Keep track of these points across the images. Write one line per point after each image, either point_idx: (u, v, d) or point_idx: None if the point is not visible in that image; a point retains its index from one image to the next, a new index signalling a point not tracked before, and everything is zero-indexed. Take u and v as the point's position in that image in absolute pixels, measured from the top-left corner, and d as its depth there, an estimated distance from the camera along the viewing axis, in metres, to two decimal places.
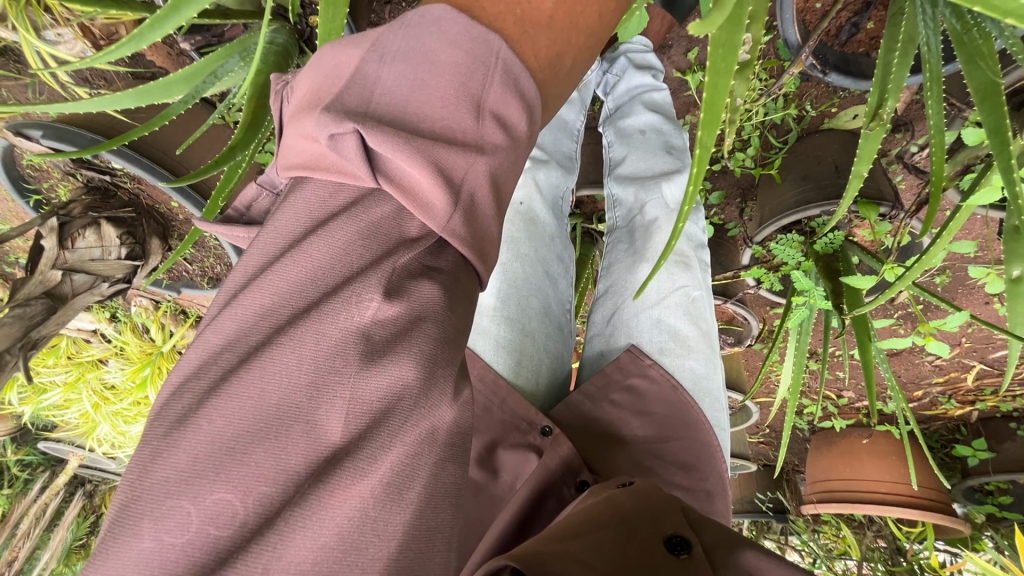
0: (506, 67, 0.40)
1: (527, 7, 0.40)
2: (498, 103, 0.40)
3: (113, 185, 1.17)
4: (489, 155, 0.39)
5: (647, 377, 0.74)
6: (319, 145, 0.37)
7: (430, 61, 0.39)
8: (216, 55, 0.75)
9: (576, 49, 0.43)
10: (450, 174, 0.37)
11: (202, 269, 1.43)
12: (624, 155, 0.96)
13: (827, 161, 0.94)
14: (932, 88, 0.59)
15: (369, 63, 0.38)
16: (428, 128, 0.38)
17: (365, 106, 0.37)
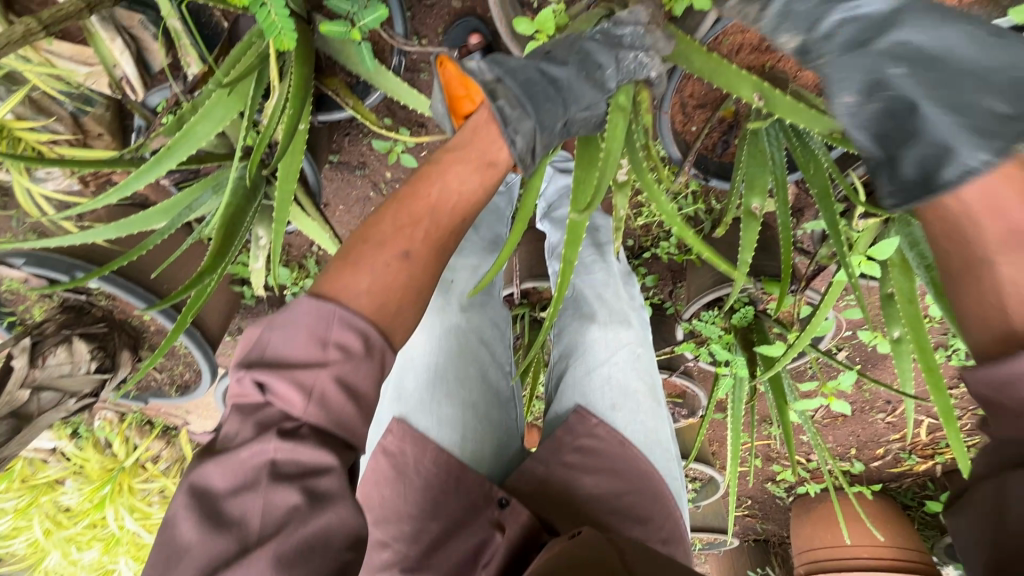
0: (340, 317, 0.52)
1: (353, 278, 0.54)
2: (341, 334, 0.52)
3: (87, 302, 1.25)
4: (333, 370, 0.50)
5: (596, 435, 0.79)
6: (233, 389, 0.53)
7: (295, 320, 0.53)
8: (192, 190, 0.86)
9: (399, 295, 0.55)
10: (306, 384, 0.50)
11: (171, 377, 1.47)
12: (560, 238, 1.06)
13: (736, 245, 1.09)
14: (780, 197, 0.78)
15: (262, 330, 0.55)
16: (291, 363, 0.51)
17: (250, 361, 0.52)
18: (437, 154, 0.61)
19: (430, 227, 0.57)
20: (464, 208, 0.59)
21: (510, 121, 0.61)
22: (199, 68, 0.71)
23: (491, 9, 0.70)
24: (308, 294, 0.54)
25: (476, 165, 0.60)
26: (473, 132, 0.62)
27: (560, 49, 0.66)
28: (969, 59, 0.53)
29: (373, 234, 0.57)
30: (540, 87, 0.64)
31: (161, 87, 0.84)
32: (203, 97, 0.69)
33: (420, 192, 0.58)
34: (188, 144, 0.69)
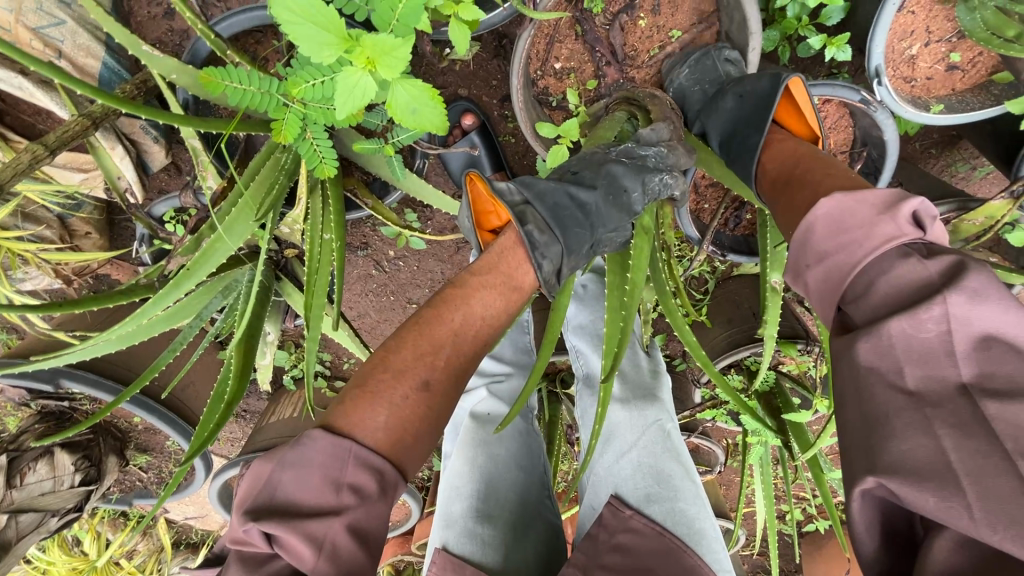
0: (358, 457, 0.46)
1: (368, 412, 0.47)
2: (357, 474, 0.45)
3: (69, 408, 1.15)
4: (348, 519, 0.44)
5: (632, 530, 0.75)
6: (233, 537, 0.44)
7: (306, 458, 0.45)
8: (201, 295, 0.80)
9: (414, 429, 0.49)
10: (319, 538, 0.42)
11: (159, 475, 1.35)
12: (574, 310, 1.04)
13: (744, 306, 1.10)
14: None
15: (270, 465, 0.46)
16: (302, 511, 0.44)
17: (255, 509, 0.44)
18: (460, 276, 0.56)
19: (454, 352, 0.52)
20: (489, 330, 0.55)
21: (539, 247, 0.57)
22: (218, 183, 0.69)
23: (516, 114, 0.70)
24: (322, 426, 0.47)
25: (502, 287, 0.56)
26: (499, 255, 0.58)
27: (589, 169, 0.64)
28: (744, 111, 0.64)
29: (393, 363, 0.50)
30: (569, 212, 0.60)
31: (167, 195, 0.80)
32: (223, 214, 0.66)
33: (443, 312, 0.53)
34: (207, 265, 0.66)
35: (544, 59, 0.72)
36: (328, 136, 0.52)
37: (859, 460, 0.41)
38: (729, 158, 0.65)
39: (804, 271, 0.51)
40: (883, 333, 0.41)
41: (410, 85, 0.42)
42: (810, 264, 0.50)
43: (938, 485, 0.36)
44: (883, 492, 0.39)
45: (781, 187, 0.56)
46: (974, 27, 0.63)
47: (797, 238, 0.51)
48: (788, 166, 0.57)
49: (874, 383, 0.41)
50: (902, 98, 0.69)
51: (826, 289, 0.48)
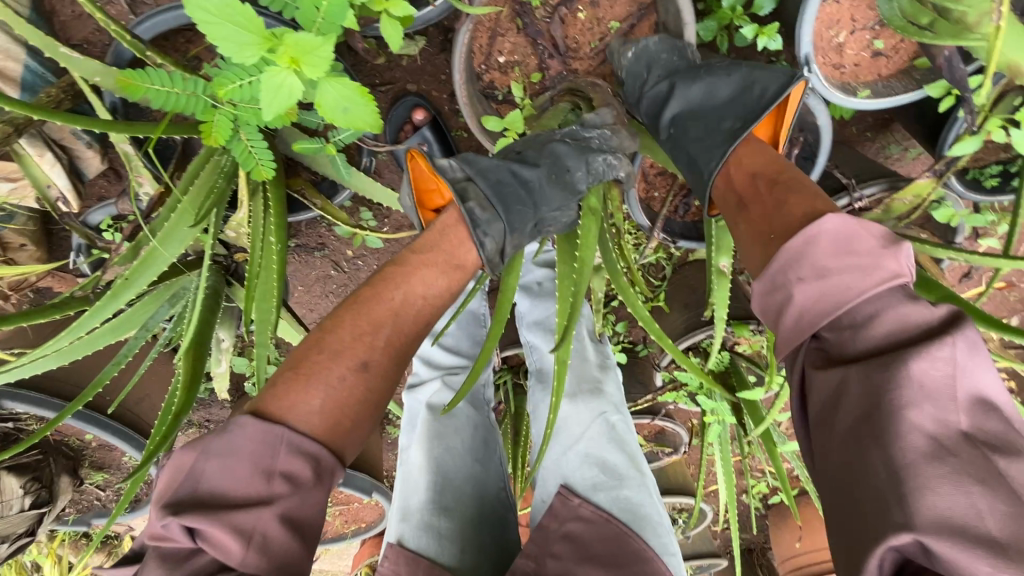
0: (292, 443, 0.45)
1: (304, 401, 0.47)
2: (290, 461, 0.44)
3: (13, 428, 1.09)
4: (280, 507, 0.43)
5: (582, 518, 0.78)
6: (152, 532, 0.41)
7: (234, 447, 0.43)
8: (146, 304, 0.78)
9: (354, 414, 0.49)
10: (245, 528, 0.41)
11: (118, 492, 1.30)
12: (528, 306, 1.05)
13: (699, 290, 1.14)
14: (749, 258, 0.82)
15: (194, 454, 0.44)
16: (227, 503, 0.42)
17: (177, 500, 0.41)
18: (400, 255, 0.57)
19: (393, 332, 0.53)
20: (427, 314, 0.56)
21: (480, 224, 0.58)
22: (154, 188, 0.67)
23: (461, 110, 0.71)
24: (251, 412, 0.46)
25: (443, 266, 0.57)
26: (441, 234, 0.58)
27: (532, 149, 0.66)
28: (719, 103, 0.63)
29: (331, 342, 0.50)
30: (511, 189, 0.61)
31: (104, 202, 0.77)
32: (160, 222, 0.64)
33: (381, 292, 0.54)
34: (147, 273, 0.64)
35: (487, 53, 0.72)
36: (263, 138, 0.51)
37: (884, 515, 0.38)
38: (689, 135, 0.63)
39: (785, 292, 0.49)
40: (908, 379, 0.40)
41: (339, 83, 0.41)
42: (801, 277, 0.47)
43: (988, 553, 0.35)
44: (911, 550, 0.37)
45: (764, 193, 0.54)
46: (892, 15, 0.66)
47: (789, 249, 0.49)
48: (768, 171, 0.56)
49: (899, 428, 0.40)
50: (833, 85, 0.72)
51: (812, 315, 0.47)
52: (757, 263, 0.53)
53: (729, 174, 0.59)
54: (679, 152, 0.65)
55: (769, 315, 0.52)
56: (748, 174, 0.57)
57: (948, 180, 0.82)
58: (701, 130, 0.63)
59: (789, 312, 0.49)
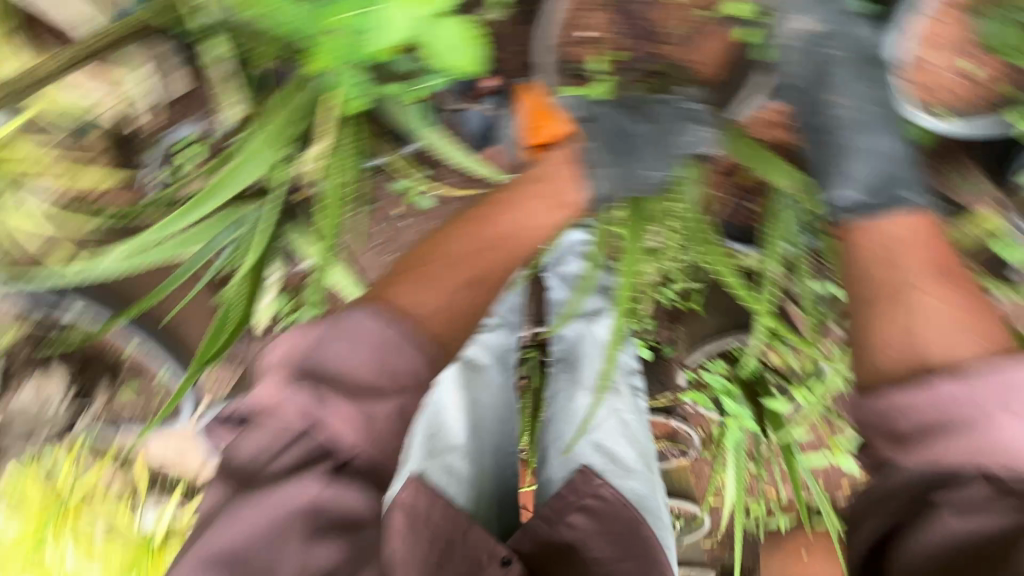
0: (406, 342, 0.56)
1: (425, 307, 0.59)
2: (408, 356, 0.56)
3: None
4: (397, 399, 0.54)
5: (601, 496, 0.75)
6: (281, 396, 0.53)
7: (365, 342, 0.55)
8: (209, 227, 0.81)
9: (467, 321, 0.62)
10: (369, 410, 0.53)
11: None
12: (564, 295, 1.01)
13: (735, 298, 1.11)
14: (802, 267, 0.82)
15: (315, 338, 0.56)
16: (353, 379, 0.54)
17: (304, 371, 0.54)
18: (503, 196, 0.70)
19: (491, 259, 0.66)
20: (533, 238, 0.69)
21: (591, 166, 0.70)
22: (241, 113, 0.70)
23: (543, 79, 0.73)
24: (382, 304, 0.58)
25: (545, 203, 0.69)
26: (544, 181, 0.70)
27: (635, 110, 0.74)
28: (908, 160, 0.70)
29: (449, 253, 0.64)
30: (619, 139, 0.72)
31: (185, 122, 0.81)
32: (246, 147, 0.67)
33: (484, 230, 0.67)
34: (227, 193, 0.67)
35: (571, 28, 0.73)
36: (367, 76, 0.54)
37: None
38: (881, 154, 0.68)
39: (977, 420, 0.49)
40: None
41: None
42: (1009, 409, 0.49)
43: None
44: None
45: (961, 297, 0.58)
46: None
47: (1010, 377, 0.50)
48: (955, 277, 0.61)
49: None
50: (914, 108, 0.73)
51: (974, 448, 0.50)
52: (937, 351, 0.54)
53: (920, 235, 0.63)
54: (852, 133, 0.69)
55: (903, 426, 0.52)
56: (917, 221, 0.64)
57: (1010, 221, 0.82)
58: (880, 132, 0.70)
59: (957, 438, 0.50)
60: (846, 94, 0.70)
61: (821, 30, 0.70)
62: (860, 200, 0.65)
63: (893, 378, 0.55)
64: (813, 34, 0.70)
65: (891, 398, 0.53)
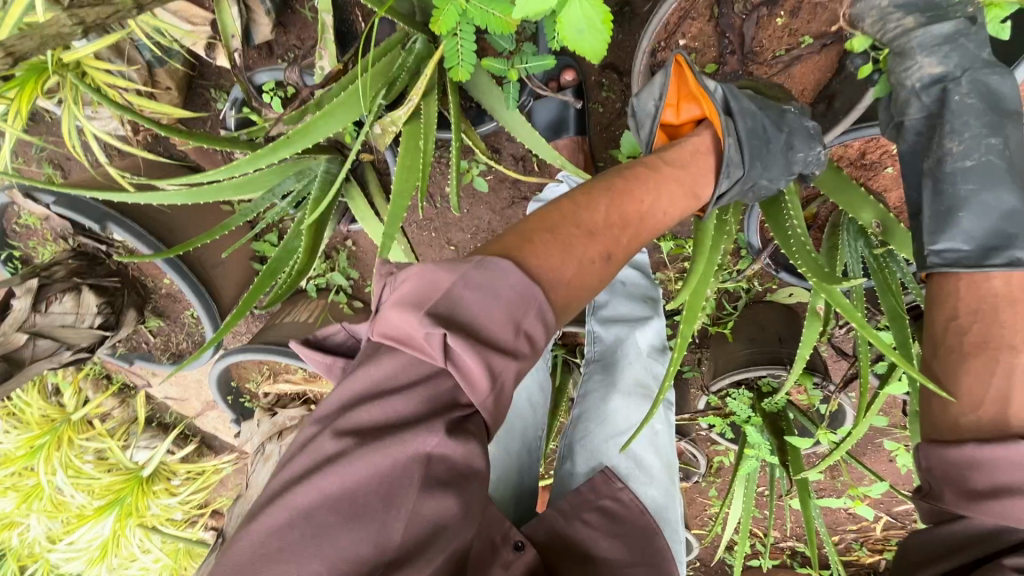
0: (539, 307, 0.48)
1: (555, 274, 0.50)
2: (534, 324, 0.48)
3: (103, 253, 1.17)
4: (520, 361, 0.47)
5: (618, 499, 0.79)
6: (401, 333, 0.46)
7: (495, 292, 0.46)
8: (275, 173, 0.81)
9: (582, 301, 0.54)
10: (494, 369, 0.45)
11: (166, 343, 1.37)
12: (607, 300, 1.07)
13: (771, 330, 1.08)
14: (857, 306, 0.81)
15: (453, 277, 0.46)
16: (483, 334, 0.45)
17: (439, 316, 0.45)
18: (655, 166, 0.63)
19: (636, 232, 0.59)
20: (663, 223, 0.63)
21: (730, 165, 0.66)
22: (332, 66, 0.70)
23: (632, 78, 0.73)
24: (512, 259, 0.48)
25: (684, 191, 0.64)
26: (690, 163, 0.66)
27: (774, 113, 0.69)
28: None
29: (586, 220, 0.55)
30: (758, 140, 0.67)
31: (272, 67, 0.82)
32: (331, 96, 0.67)
33: (637, 195, 0.60)
34: (307, 139, 0.67)
35: (670, 34, 0.74)
36: (473, 37, 0.53)
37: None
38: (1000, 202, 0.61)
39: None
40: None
41: (587, 4, 0.42)
42: None
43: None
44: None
45: None
46: None
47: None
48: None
49: None
50: None
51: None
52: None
53: (1019, 288, 0.57)
54: (970, 181, 0.61)
55: (981, 481, 0.49)
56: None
57: None
58: (1004, 185, 0.61)
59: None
60: (971, 138, 0.62)
61: (944, 71, 0.63)
62: (965, 255, 0.60)
63: (977, 434, 0.51)
64: (936, 76, 0.63)
65: (969, 448, 0.50)
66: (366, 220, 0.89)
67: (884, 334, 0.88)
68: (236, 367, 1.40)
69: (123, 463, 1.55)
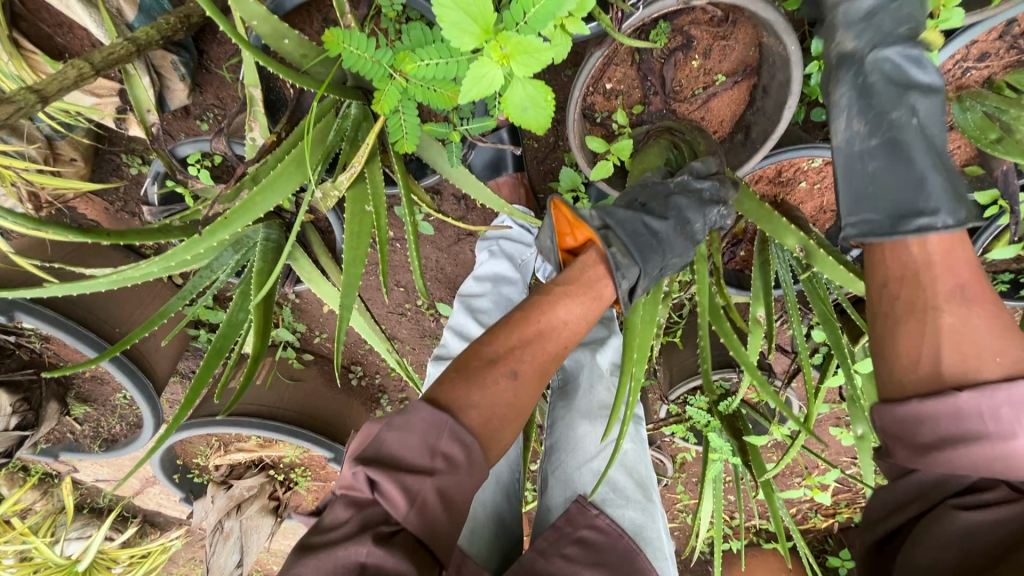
0: (451, 430, 0.50)
1: (458, 402, 0.52)
2: (450, 445, 0.50)
3: (12, 344, 1.03)
4: (437, 478, 0.48)
5: (597, 527, 0.80)
6: (344, 482, 0.49)
7: (406, 422, 0.50)
8: (210, 252, 0.77)
9: (500, 418, 0.54)
10: (408, 487, 0.47)
11: (95, 429, 1.26)
12: None
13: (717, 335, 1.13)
14: (793, 310, 0.87)
15: (380, 425, 0.52)
16: (400, 465, 0.49)
17: (364, 457, 0.49)
18: (547, 285, 0.63)
19: (538, 350, 0.58)
20: (571, 338, 0.62)
21: (621, 267, 0.64)
22: (265, 137, 0.68)
23: (568, 128, 0.76)
24: (424, 397, 0.52)
25: (584, 296, 0.63)
26: (580, 270, 0.65)
27: (656, 202, 0.69)
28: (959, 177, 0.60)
29: (486, 351, 0.57)
30: (644, 238, 0.67)
31: (195, 138, 0.78)
32: (266, 169, 0.65)
33: (531, 316, 0.60)
34: (242, 218, 0.64)
35: (598, 79, 0.76)
36: (416, 111, 0.53)
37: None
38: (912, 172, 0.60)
39: (1002, 433, 0.44)
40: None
41: (531, 83, 0.44)
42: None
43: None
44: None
45: (989, 308, 0.50)
46: (964, 124, 0.72)
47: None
48: (983, 293, 0.52)
49: None
50: None
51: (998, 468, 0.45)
52: (956, 369, 0.48)
53: (940, 254, 0.54)
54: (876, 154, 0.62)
55: (924, 434, 0.48)
56: (953, 253, 0.54)
57: None
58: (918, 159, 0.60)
59: (976, 448, 0.45)
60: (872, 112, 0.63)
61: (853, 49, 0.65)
62: (875, 224, 0.60)
63: (915, 391, 0.50)
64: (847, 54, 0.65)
65: (911, 407, 0.48)
66: (313, 281, 0.86)
67: (818, 330, 0.95)
68: (179, 443, 1.30)
69: (52, 561, 1.40)
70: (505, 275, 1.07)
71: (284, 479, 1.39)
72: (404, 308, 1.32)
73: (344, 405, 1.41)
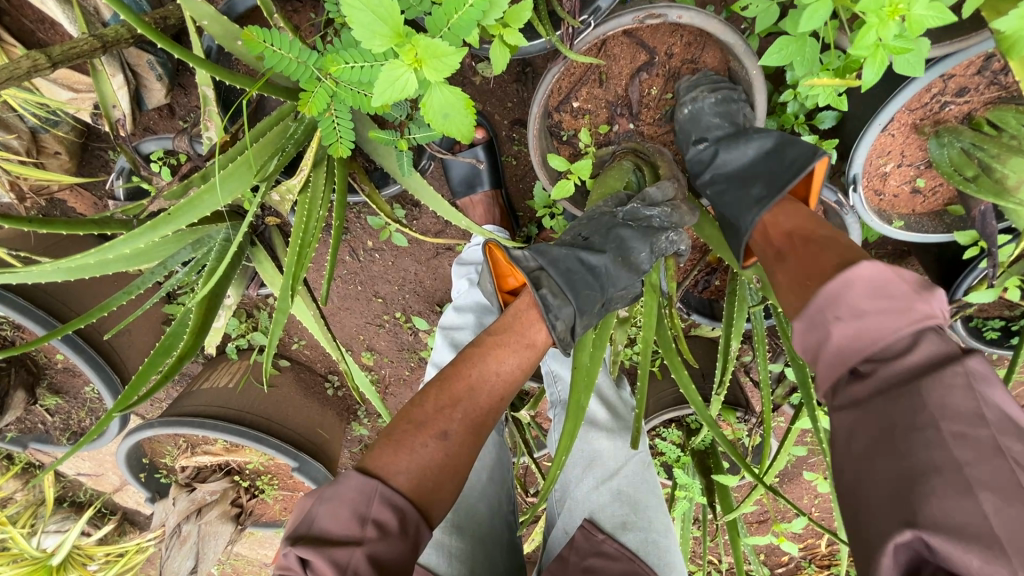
0: (383, 496, 0.50)
1: (389, 469, 0.52)
2: (382, 511, 0.49)
3: None
4: (369, 548, 0.47)
5: (604, 553, 0.74)
6: (276, 565, 0.47)
7: (337, 495, 0.50)
8: (167, 244, 0.75)
9: (433, 474, 0.53)
10: (339, 561, 0.46)
11: (66, 421, 1.25)
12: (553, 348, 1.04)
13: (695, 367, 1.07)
14: (761, 345, 0.84)
15: (312, 501, 0.51)
16: (330, 539, 0.47)
17: (295, 536, 0.48)
18: (479, 336, 0.63)
19: (468, 407, 0.57)
20: (503, 389, 0.60)
21: (552, 308, 0.62)
22: (219, 136, 0.68)
23: (529, 142, 0.74)
24: (357, 466, 0.52)
25: (517, 345, 0.62)
26: (515, 317, 0.64)
27: (598, 236, 0.68)
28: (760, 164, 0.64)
29: (415, 413, 0.56)
30: (579, 276, 0.65)
31: (160, 137, 0.79)
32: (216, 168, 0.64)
33: (462, 369, 0.60)
34: (188, 215, 0.62)
35: (564, 97, 0.76)
36: (349, 115, 0.52)
37: (893, 510, 0.38)
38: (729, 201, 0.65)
39: (825, 346, 0.48)
40: (932, 403, 0.40)
41: (449, 90, 0.43)
42: (839, 317, 0.46)
43: (983, 547, 0.35)
44: (917, 550, 0.37)
45: (801, 242, 0.55)
46: (941, 161, 0.70)
47: (829, 291, 0.48)
48: (801, 228, 0.57)
49: (918, 443, 0.39)
50: (872, 209, 0.76)
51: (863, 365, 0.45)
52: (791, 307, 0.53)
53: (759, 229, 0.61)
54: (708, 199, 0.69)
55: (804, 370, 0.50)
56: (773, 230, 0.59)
57: (953, 323, 0.86)
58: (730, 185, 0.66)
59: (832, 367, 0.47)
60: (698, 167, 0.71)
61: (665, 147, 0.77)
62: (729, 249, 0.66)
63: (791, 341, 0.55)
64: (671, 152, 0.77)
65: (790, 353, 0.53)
66: (274, 284, 0.86)
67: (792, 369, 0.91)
68: (148, 441, 1.28)
69: (27, 552, 1.38)
70: (487, 304, 1.06)
71: (249, 486, 1.36)
72: (382, 319, 1.30)
73: (318, 413, 1.38)
